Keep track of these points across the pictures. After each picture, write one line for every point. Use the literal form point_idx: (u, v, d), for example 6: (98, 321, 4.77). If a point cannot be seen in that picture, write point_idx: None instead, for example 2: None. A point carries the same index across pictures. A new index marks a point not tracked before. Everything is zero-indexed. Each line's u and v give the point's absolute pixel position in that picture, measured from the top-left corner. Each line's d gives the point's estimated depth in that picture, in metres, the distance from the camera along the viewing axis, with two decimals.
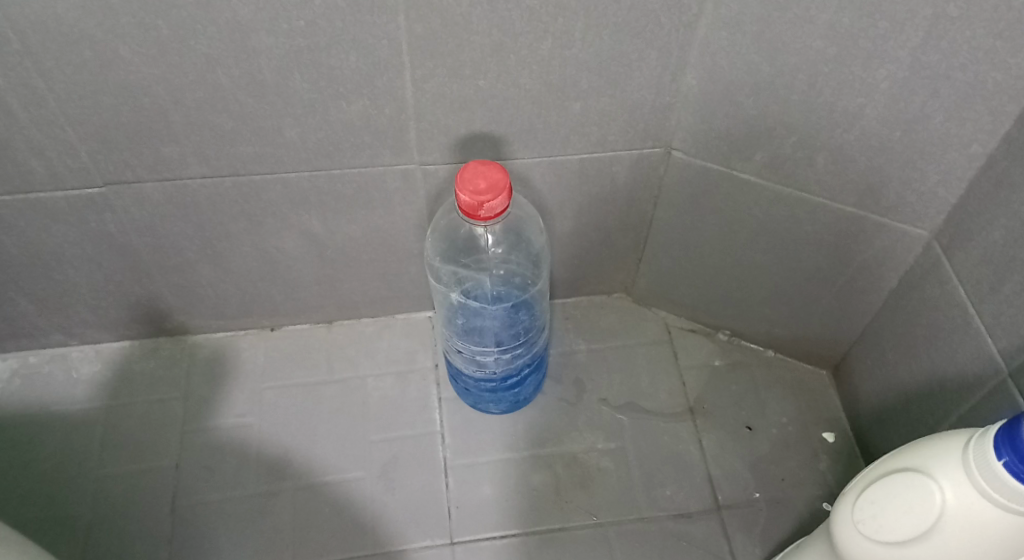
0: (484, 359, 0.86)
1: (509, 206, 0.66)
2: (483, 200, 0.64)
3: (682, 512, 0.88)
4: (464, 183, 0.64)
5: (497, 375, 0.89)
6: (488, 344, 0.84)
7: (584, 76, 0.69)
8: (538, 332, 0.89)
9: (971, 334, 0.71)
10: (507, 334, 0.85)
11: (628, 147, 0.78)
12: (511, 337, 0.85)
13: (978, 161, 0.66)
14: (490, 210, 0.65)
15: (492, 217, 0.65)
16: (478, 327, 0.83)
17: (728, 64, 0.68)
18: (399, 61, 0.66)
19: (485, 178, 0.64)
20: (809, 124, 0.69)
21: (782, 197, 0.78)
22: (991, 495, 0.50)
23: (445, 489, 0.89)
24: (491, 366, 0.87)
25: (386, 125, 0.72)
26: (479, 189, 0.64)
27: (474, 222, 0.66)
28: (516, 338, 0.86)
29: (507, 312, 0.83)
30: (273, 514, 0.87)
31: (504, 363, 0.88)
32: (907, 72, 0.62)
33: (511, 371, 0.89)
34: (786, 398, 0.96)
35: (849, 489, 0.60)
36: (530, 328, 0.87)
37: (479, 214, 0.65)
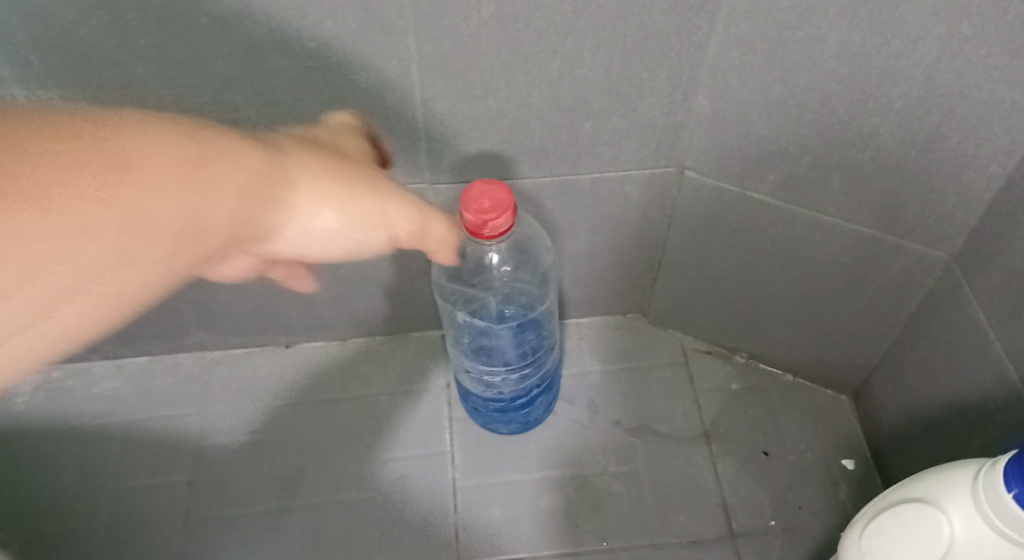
0: (492, 379, 0.86)
1: (514, 226, 0.67)
2: (488, 219, 0.64)
3: (694, 539, 0.86)
4: (469, 203, 0.65)
5: (506, 396, 0.89)
6: (496, 364, 0.84)
7: (594, 96, 0.69)
8: (546, 353, 0.89)
9: (992, 360, 0.69)
10: (514, 355, 0.84)
11: (641, 167, 0.78)
12: (518, 358, 0.85)
13: (997, 181, 0.64)
14: (495, 230, 0.65)
15: (496, 236, 0.66)
16: (486, 348, 0.83)
17: (739, 83, 0.67)
18: (409, 81, 0.67)
19: (489, 197, 0.65)
20: (822, 144, 0.68)
21: (797, 218, 0.77)
22: (1002, 529, 0.48)
23: (454, 511, 0.88)
24: (500, 387, 0.87)
25: (396, 143, 0.73)
26: (483, 208, 0.64)
27: (479, 241, 0.66)
28: (524, 358, 0.85)
29: (514, 333, 0.82)
30: (281, 532, 0.87)
31: (513, 384, 0.87)
32: (920, 92, 0.61)
33: (520, 392, 0.89)
34: (804, 423, 0.94)
35: (860, 517, 0.58)
36: (538, 348, 0.86)
37: (484, 233, 0.65)
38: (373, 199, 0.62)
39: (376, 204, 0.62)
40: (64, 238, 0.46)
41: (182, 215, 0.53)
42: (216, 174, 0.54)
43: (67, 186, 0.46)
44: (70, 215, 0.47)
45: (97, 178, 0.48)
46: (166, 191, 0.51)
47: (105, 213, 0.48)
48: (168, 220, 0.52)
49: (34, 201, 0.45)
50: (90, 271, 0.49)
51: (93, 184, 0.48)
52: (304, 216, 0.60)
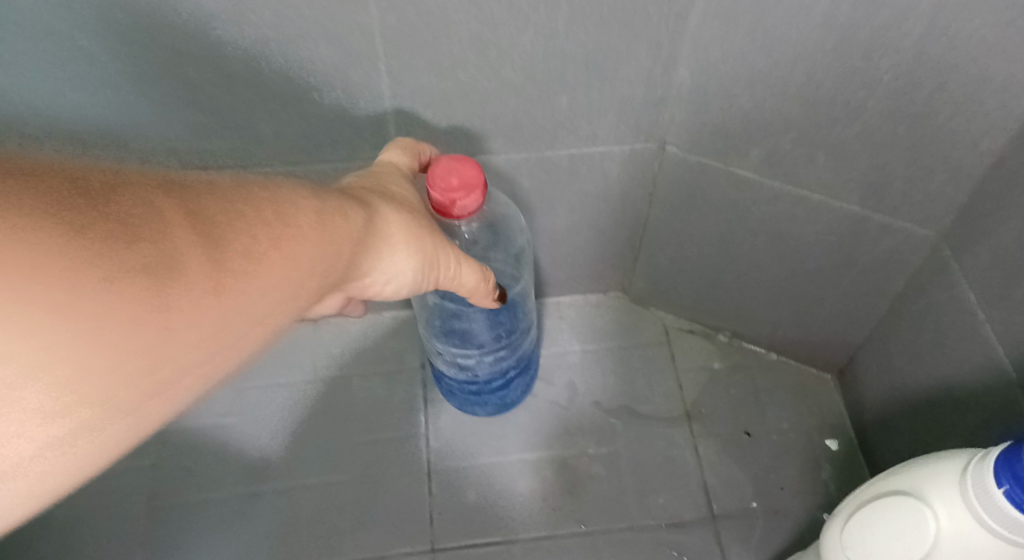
0: (467, 362, 0.83)
1: (482, 204, 0.64)
2: (455, 198, 0.61)
3: (674, 522, 0.85)
4: (436, 180, 0.61)
5: (481, 378, 0.86)
6: (470, 346, 0.81)
7: (570, 69, 0.66)
8: (521, 334, 0.87)
9: (979, 342, 0.67)
10: (489, 337, 0.82)
11: (620, 143, 0.75)
12: (493, 340, 0.82)
13: (988, 158, 0.62)
14: (463, 209, 0.62)
15: (465, 215, 0.63)
16: (459, 329, 0.81)
17: (721, 56, 0.63)
18: (373, 53, 0.63)
19: (457, 174, 0.62)
20: (807, 119, 0.65)
21: (781, 195, 0.75)
22: (990, 525, 0.46)
23: (429, 495, 0.86)
24: (475, 370, 0.85)
25: (361, 118, 0.69)
26: (450, 186, 0.61)
27: (447, 220, 0.63)
28: (499, 339, 0.83)
29: (490, 315, 0.80)
30: (252, 518, 0.85)
31: (488, 366, 0.85)
32: (911, 65, 0.58)
33: (496, 374, 0.87)
34: (787, 403, 0.93)
35: (842, 509, 0.57)
36: (513, 329, 0.85)
37: (452, 212, 0.62)
38: (434, 229, 0.59)
39: (439, 237, 0.59)
40: (241, 290, 0.42)
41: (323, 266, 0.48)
42: (344, 217, 0.50)
43: (238, 234, 0.42)
44: (246, 257, 0.42)
45: (263, 225, 0.44)
46: (303, 234, 0.46)
47: (267, 261, 0.44)
48: (313, 268, 0.47)
49: (211, 243, 0.41)
50: (251, 316, 0.44)
51: (263, 238, 0.43)
52: (389, 261, 0.56)
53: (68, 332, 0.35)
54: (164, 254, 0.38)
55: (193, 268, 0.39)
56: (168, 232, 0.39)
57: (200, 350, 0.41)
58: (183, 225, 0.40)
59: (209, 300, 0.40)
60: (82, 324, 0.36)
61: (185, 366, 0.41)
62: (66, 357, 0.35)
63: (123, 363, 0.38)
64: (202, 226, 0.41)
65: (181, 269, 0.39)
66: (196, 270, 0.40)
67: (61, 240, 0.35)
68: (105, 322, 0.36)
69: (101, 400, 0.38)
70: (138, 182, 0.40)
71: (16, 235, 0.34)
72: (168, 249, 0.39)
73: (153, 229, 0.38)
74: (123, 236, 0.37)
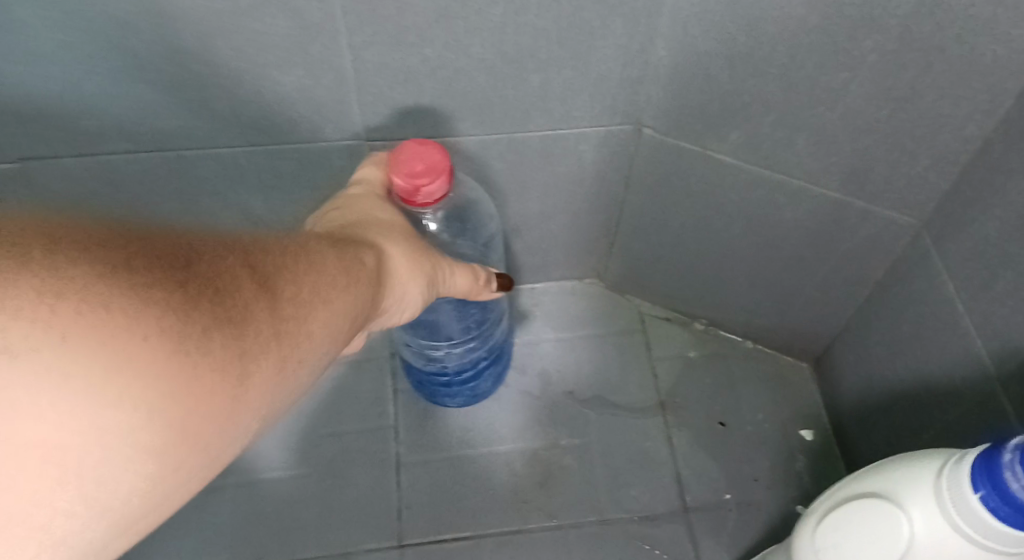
0: (435, 352, 0.81)
1: (449, 191, 0.61)
2: (420, 184, 0.59)
3: (647, 514, 0.83)
4: (399, 166, 0.59)
5: (450, 370, 0.84)
6: (437, 337, 0.79)
7: (542, 46, 0.62)
8: (492, 324, 0.84)
9: (959, 334, 0.65)
10: (457, 328, 0.79)
11: (595, 124, 0.72)
12: (461, 331, 0.80)
13: (974, 144, 0.59)
14: (427, 196, 0.59)
15: (430, 203, 0.60)
16: (425, 321, 0.78)
17: (700, 33, 0.60)
18: (332, 26, 0.59)
19: (422, 160, 0.59)
20: (788, 102, 0.63)
21: (760, 180, 0.72)
22: (965, 531, 0.45)
23: (396, 488, 0.84)
24: (443, 361, 0.82)
25: (321, 95, 0.65)
26: (414, 172, 0.59)
27: (412, 209, 0.61)
28: (468, 331, 0.80)
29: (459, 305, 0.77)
30: (211, 513, 0.82)
31: (457, 358, 0.82)
32: (897, 45, 0.55)
33: (466, 365, 0.84)
34: (763, 392, 0.91)
35: (814, 508, 0.55)
36: (483, 320, 0.81)
37: (416, 199, 0.60)
38: (434, 252, 0.57)
39: (438, 259, 0.57)
40: (296, 339, 0.42)
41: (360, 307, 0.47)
42: (358, 257, 0.49)
43: (287, 283, 0.42)
44: (295, 306, 0.42)
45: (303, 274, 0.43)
46: (335, 280, 0.46)
47: (314, 310, 0.43)
48: (350, 312, 0.46)
49: (269, 293, 0.41)
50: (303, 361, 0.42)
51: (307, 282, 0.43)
52: (400, 292, 0.53)
53: (158, 388, 0.34)
54: (231, 308, 0.38)
55: (257, 320, 0.39)
56: (235, 285, 0.39)
57: (268, 402, 0.40)
58: (245, 279, 0.40)
59: (273, 350, 0.40)
60: (169, 381, 0.34)
61: (253, 421, 0.40)
62: (156, 413, 0.34)
63: (203, 420, 0.36)
64: (258, 277, 0.40)
65: (249, 321, 0.39)
66: (259, 321, 0.39)
67: (143, 296, 0.34)
68: (190, 378, 0.35)
69: (184, 457, 0.36)
70: (192, 239, 0.39)
71: (111, 298, 0.33)
72: (237, 303, 0.38)
73: (221, 283, 0.38)
74: (200, 290, 0.37)
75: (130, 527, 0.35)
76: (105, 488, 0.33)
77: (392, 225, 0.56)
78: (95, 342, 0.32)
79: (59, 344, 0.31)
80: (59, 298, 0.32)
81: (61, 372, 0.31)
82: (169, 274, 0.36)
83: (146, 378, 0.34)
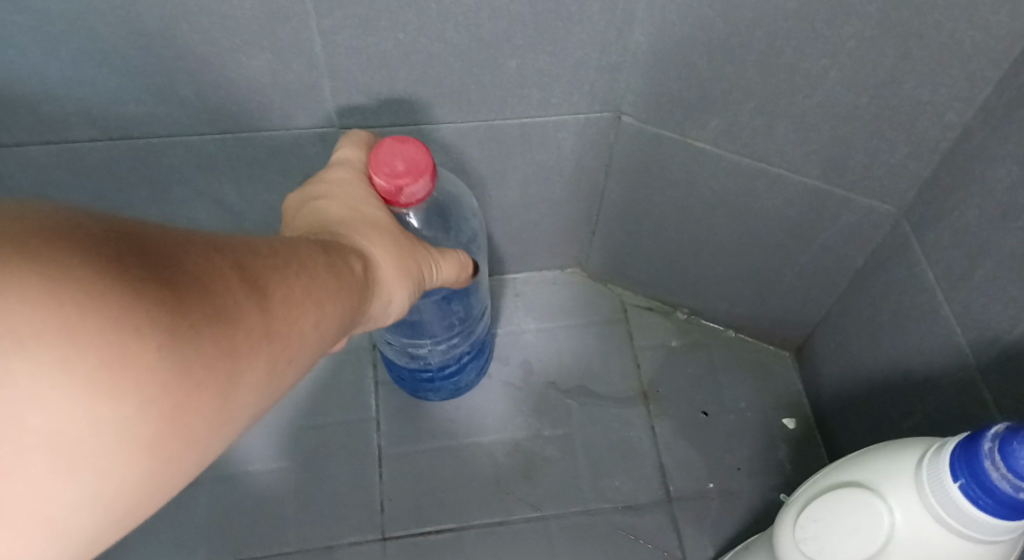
0: (417, 350, 0.80)
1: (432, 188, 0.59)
2: (401, 185, 0.56)
3: (630, 505, 0.83)
4: (379, 166, 0.57)
5: (433, 366, 0.83)
6: (420, 336, 0.78)
7: (518, 32, 0.61)
8: (476, 320, 0.83)
9: (938, 323, 0.65)
10: (440, 326, 0.78)
11: (574, 112, 0.71)
12: (444, 329, 0.79)
13: (953, 131, 0.59)
14: (411, 196, 0.57)
15: (414, 202, 0.58)
16: (408, 320, 0.76)
17: (679, 18, 0.59)
18: (302, 11, 0.57)
19: (402, 158, 0.57)
20: (766, 88, 0.62)
21: (740, 168, 0.72)
22: (946, 520, 0.45)
23: (378, 480, 0.83)
24: (426, 358, 0.81)
25: (293, 82, 0.64)
26: (395, 172, 0.56)
27: (394, 208, 0.59)
28: (451, 328, 0.79)
29: (441, 304, 0.75)
30: (188, 507, 0.81)
31: (440, 355, 0.81)
32: (875, 30, 0.54)
33: (449, 361, 0.83)
34: (745, 381, 0.91)
35: (794, 499, 0.55)
36: (466, 317, 0.80)
37: (398, 200, 0.57)
38: (419, 250, 0.55)
39: (422, 257, 0.55)
40: (288, 341, 0.39)
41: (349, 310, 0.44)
42: (345, 260, 0.46)
43: (279, 283, 0.39)
44: (287, 308, 0.39)
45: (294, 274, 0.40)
46: (325, 280, 0.43)
47: (306, 311, 0.40)
48: (341, 313, 0.44)
49: (260, 292, 0.37)
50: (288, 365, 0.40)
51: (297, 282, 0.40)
52: (386, 292, 0.51)
53: (146, 392, 0.32)
54: (221, 310, 0.35)
55: (249, 322, 0.36)
56: (225, 283, 0.35)
57: (256, 401, 0.38)
58: (235, 280, 0.36)
59: (263, 351, 0.37)
60: (158, 385, 0.32)
61: (235, 424, 0.37)
62: (145, 417, 0.32)
63: (189, 422, 0.34)
64: (248, 276, 0.37)
65: (240, 322, 0.36)
66: (251, 324, 0.36)
67: (128, 297, 0.31)
68: (179, 382, 0.33)
69: (170, 458, 0.34)
70: (176, 232, 0.35)
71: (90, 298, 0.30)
72: (225, 306, 0.35)
73: (211, 281, 0.35)
74: (189, 289, 0.33)
75: (117, 525, 0.34)
76: (89, 494, 0.31)
77: (381, 223, 0.53)
78: (80, 346, 0.29)
79: (38, 347, 0.29)
80: (39, 297, 0.29)
81: (43, 377, 0.29)
82: (156, 275, 0.32)
83: (134, 383, 0.31)
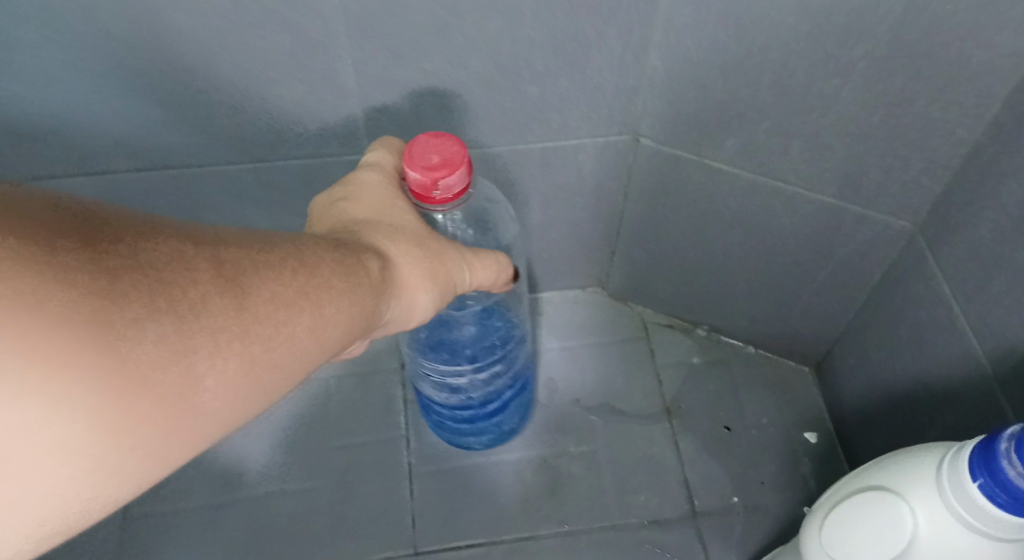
0: (459, 381, 0.78)
1: (468, 185, 0.57)
2: (438, 176, 0.54)
3: (655, 520, 0.83)
4: (414, 159, 0.55)
5: (473, 399, 0.81)
6: (462, 363, 0.75)
7: (540, 59, 0.64)
8: (515, 345, 0.81)
9: (957, 334, 0.66)
10: (480, 350, 0.76)
11: (593, 135, 0.73)
12: (484, 354, 0.76)
13: (964, 147, 0.61)
14: (446, 189, 0.55)
15: (449, 198, 0.55)
16: (449, 346, 0.74)
17: (694, 43, 0.62)
18: (336, 44, 0.61)
19: (438, 152, 0.55)
20: (780, 109, 0.64)
21: (756, 187, 0.73)
22: (967, 520, 0.45)
23: (408, 497, 0.85)
24: (466, 390, 0.79)
25: (326, 112, 0.67)
26: (431, 164, 0.54)
27: (428, 207, 0.56)
28: (491, 352, 0.77)
29: (478, 322, 0.75)
30: (223, 527, 0.83)
31: (480, 384, 0.80)
32: (885, 51, 0.56)
33: (489, 394, 0.82)
34: (767, 397, 0.92)
35: (819, 506, 0.56)
36: (506, 340, 0.79)
37: (433, 195, 0.55)
38: (453, 256, 0.53)
39: (456, 265, 0.53)
40: (266, 338, 0.40)
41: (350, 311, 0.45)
42: (360, 261, 0.46)
43: (264, 280, 0.40)
44: (271, 306, 0.40)
45: (277, 273, 0.41)
46: (329, 280, 0.43)
47: (298, 311, 0.41)
48: (344, 318, 0.44)
49: (234, 286, 0.39)
50: (271, 361, 0.40)
51: (280, 281, 0.41)
52: (410, 300, 0.50)
53: (89, 373, 0.33)
54: (182, 302, 0.36)
55: (215, 315, 0.37)
56: (189, 273, 0.37)
57: (234, 401, 0.39)
58: (204, 274, 0.38)
59: (237, 348, 0.38)
60: (100, 364, 0.33)
61: (216, 420, 0.38)
62: (92, 398, 0.33)
63: (151, 407, 0.35)
64: (222, 270, 0.39)
65: (204, 314, 0.37)
66: (217, 317, 0.37)
67: (73, 273, 0.33)
68: (128, 364, 0.34)
69: (130, 447, 0.35)
70: (158, 225, 0.38)
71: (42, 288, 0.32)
72: (188, 298, 0.36)
73: (170, 270, 0.36)
74: (144, 275, 0.35)
75: (79, 511, 0.35)
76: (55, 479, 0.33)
77: (406, 230, 0.52)
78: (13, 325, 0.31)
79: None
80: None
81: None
82: (101, 258, 0.34)
83: (72, 359, 0.32)
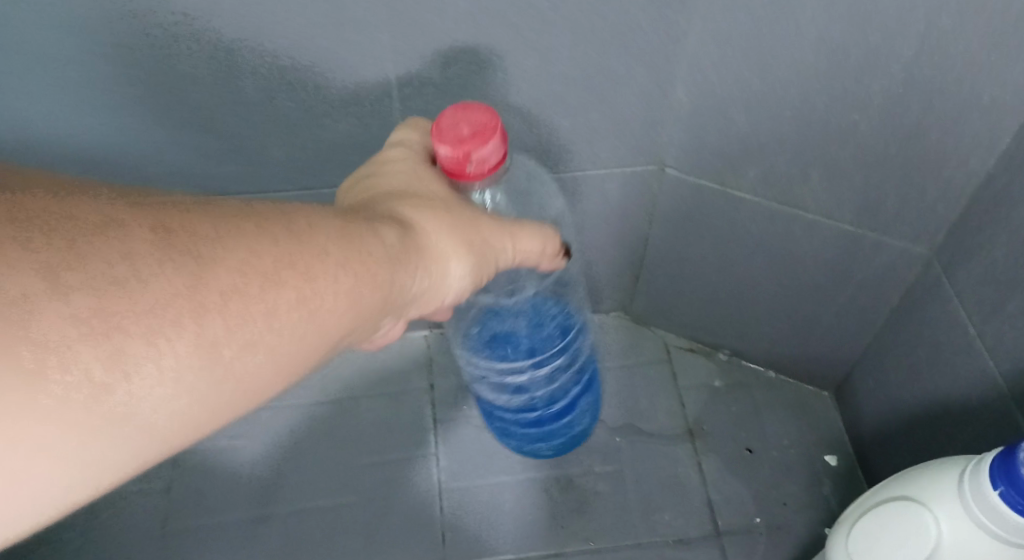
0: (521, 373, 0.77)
1: (504, 159, 0.52)
2: (469, 149, 0.49)
3: (680, 538, 0.85)
4: (443, 133, 0.50)
5: (539, 396, 0.81)
6: (522, 352, 0.75)
7: (572, 94, 0.68)
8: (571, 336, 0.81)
9: (973, 356, 0.68)
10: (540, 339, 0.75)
11: (621, 165, 0.78)
12: (545, 343, 0.76)
13: (977, 177, 0.64)
14: (479, 162, 0.50)
15: (484, 172, 0.51)
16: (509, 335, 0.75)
17: (718, 79, 0.66)
18: (384, 80, 0.65)
19: (468, 122, 0.51)
20: (801, 140, 0.68)
21: (776, 214, 0.77)
22: (989, 526, 0.48)
23: (439, 513, 0.87)
24: (530, 384, 0.79)
25: (371, 142, 0.72)
26: (461, 136, 0.50)
27: (461, 183, 0.52)
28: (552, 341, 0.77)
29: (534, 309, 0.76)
30: (261, 540, 0.86)
31: (543, 379, 0.80)
32: (901, 87, 0.60)
33: (555, 389, 0.82)
34: (787, 419, 0.94)
35: (846, 517, 0.58)
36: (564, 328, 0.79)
37: (467, 170, 0.50)
38: (494, 226, 0.51)
39: (497, 235, 0.51)
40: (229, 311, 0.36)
41: (355, 280, 0.42)
42: (372, 229, 0.44)
43: (227, 249, 0.37)
44: (241, 274, 0.37)
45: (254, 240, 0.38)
46: (324, 247, 0.41)
47: (283, 280, 0.39)
48: (349, 286, 0.42)
49: (185, 258, 0.35)
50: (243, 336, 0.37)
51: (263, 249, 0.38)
52: (437, 268, 0.48)
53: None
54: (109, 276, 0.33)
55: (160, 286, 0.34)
56: (127, 237, 0.34)
57: (188, 396, 0.35)
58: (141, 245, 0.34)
59: (185, 326, 0.35)
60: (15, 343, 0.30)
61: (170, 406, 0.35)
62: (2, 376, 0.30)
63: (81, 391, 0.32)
64: (171, 239, 0.35)
65: (140, 286, 0.34)
66: (162, 288, 0.34)
67: None
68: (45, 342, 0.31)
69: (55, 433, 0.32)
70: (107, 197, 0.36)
71: None
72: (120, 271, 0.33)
73: (106, 233, 0.34)
74: (69, 238, 0.33)
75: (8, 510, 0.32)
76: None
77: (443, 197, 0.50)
78: None
79: None
80: None
81: None
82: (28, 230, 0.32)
83: None
